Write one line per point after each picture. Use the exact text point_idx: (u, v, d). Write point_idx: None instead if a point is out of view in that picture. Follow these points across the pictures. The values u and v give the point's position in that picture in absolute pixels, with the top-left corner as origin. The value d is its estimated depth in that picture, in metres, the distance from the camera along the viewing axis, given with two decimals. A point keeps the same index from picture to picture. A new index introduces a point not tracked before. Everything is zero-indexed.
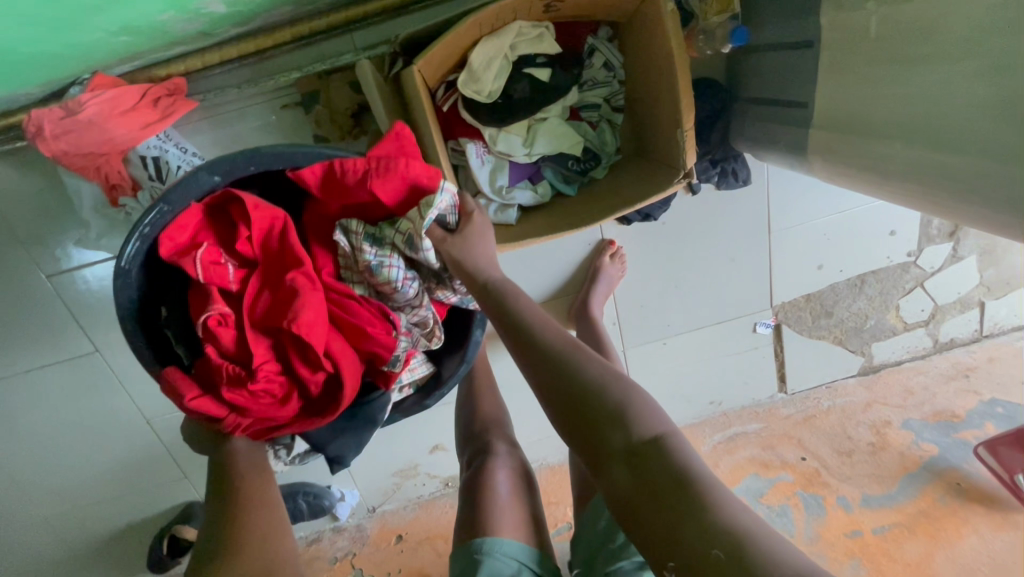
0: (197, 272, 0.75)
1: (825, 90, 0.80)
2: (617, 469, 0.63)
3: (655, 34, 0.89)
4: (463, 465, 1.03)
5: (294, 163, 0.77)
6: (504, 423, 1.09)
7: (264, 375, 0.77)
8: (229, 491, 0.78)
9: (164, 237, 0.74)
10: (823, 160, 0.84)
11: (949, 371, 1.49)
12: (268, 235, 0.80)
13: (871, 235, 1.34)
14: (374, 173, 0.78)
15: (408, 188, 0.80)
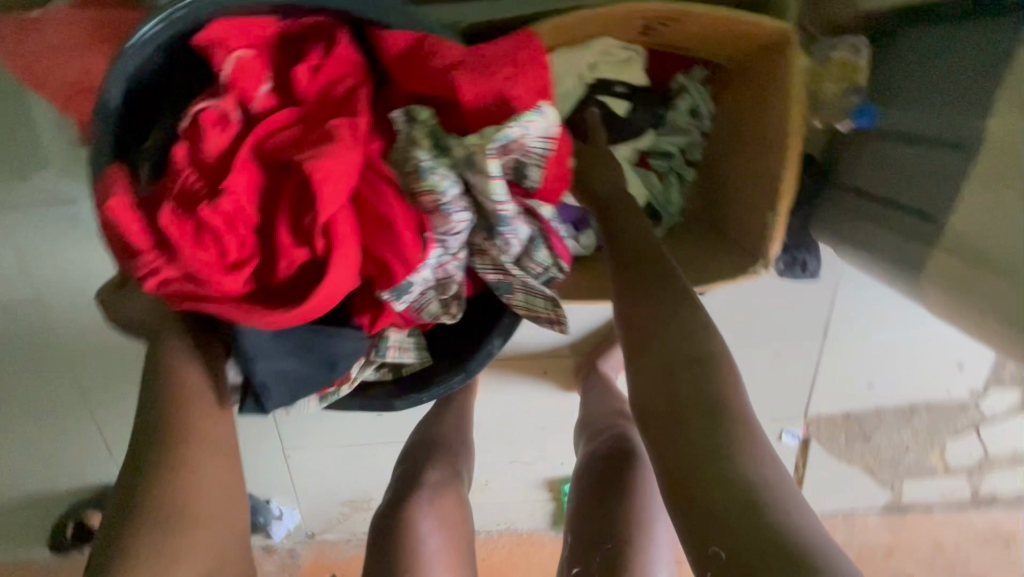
0: (227, 69, 0.57)
1: (965, 208, 0.63)
2: (658, 369, 0.54)
3: (768, 91, 0.72)
4: (389, 481, 0.85)
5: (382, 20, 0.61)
6: (455, 450, 0.91)
7: (228, 214, 0.53)
8: (178, 481, 0.57)
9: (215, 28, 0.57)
10: (941, 292, 0.67)
11: (984, 530, 1.31)
12: (334, 80, 0.62)
13: (937, 363, 1.16)
14: (468, 65, 0.60)
15: (495, 100, 0.61)
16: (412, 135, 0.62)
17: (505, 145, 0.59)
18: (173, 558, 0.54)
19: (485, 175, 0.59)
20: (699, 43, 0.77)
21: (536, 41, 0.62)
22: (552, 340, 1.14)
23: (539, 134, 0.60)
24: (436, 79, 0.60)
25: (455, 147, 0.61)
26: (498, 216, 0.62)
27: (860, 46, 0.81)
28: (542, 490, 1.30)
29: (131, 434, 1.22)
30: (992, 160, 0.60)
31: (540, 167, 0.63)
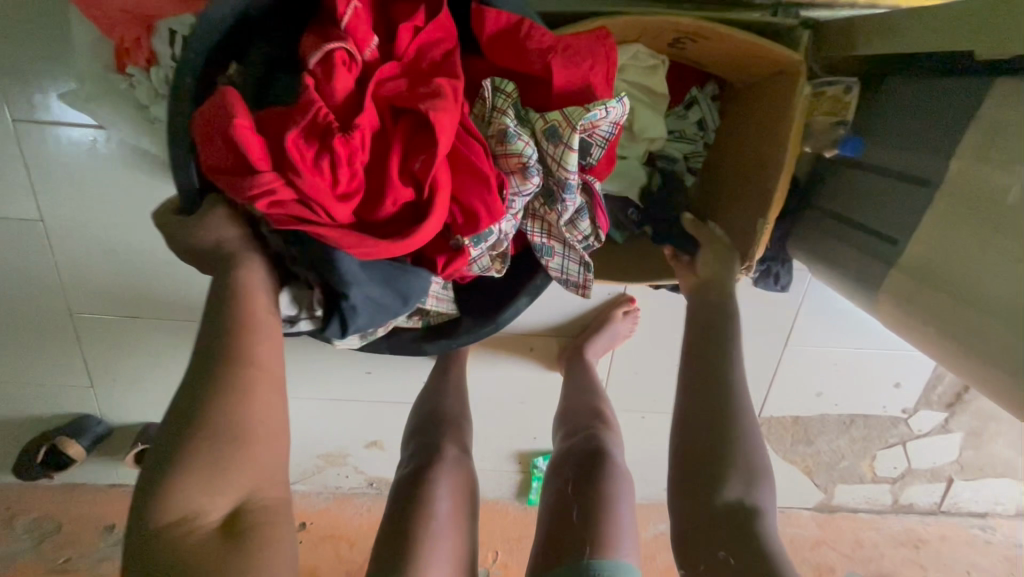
0: (346, 16, 0.61)
1: (924, 237, 0.74)
2: (714, 505, 0.64)
3: (774, 114, 0.81)
4: (406, 455, 0.92)
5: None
6: (463, 428, 0.99)
7: (353, 148, 0.59)
8: (232, 400, 0.58)
9: None
10: (899, 305, 0.77)
11: (900, 534, 1.46)
12: (433, 43, 0.66)
13: (878, 381, 1.30)
14: (560, 50, 0.66)
15: (577, 88, 0.68)
16: (496, 104, 0.68)
17: (586, 124, 0.67)
18: (221, 471, 0.56)
19: (564, 146, 0.67)
20: (722, 61, 0.84)
21: (611, 40, 0.69)
22: (542, 321, 1.21)
23: (612, 120, 0.68)
24: (522, 58, 0.66)
25: (536, 120, 0.69)
26: (564, 185, 0.70)
27: (852, 85, 0.90)
28: (513, 461, 1.38)
29: (115, 365, 1.22)
30: (951, 196, 0.71)
31: (602, 148, 0.72)
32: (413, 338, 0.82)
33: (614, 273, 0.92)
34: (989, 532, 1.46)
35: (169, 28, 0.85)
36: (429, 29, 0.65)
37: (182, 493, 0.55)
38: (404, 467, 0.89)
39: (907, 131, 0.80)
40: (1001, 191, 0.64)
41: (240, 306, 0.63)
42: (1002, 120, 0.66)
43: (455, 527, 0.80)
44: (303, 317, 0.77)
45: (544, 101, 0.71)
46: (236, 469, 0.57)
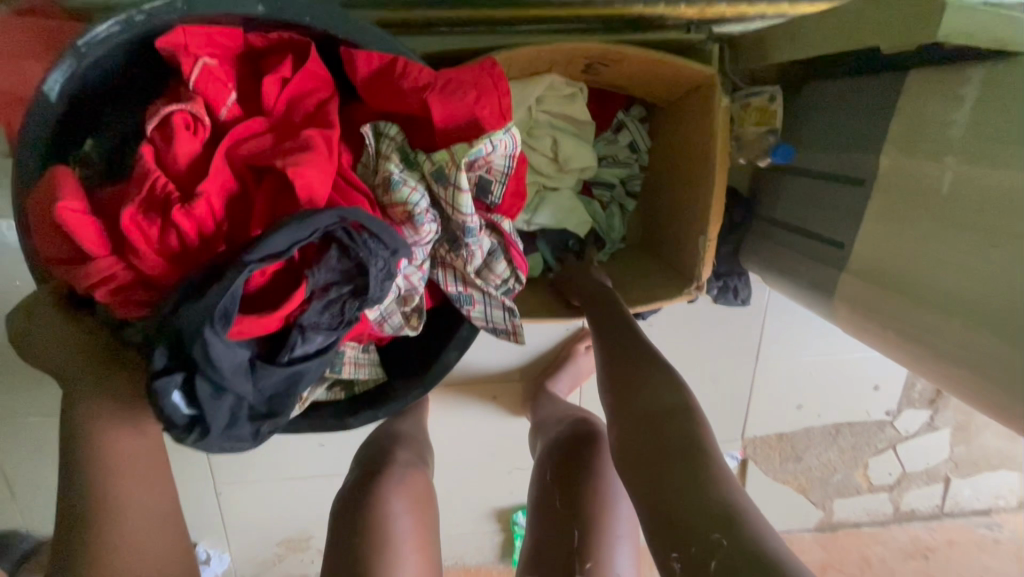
0: (193, 74, 0.57)
1: (868, 237, 0.71)
2: (643, 431, 0.58)
3: (697, 128, 0.79)
4: (352, 463, 0.82)
5: (353, 39, 0.61)
6: (421, 443, 0.90)
7: (198, 219, 0.53)
8: (118, 570, 0.50)
9: (183, 32, 0.57)
10: (855, 311, 0.74)
11: (906, 544, 1.39)
12: (302, 94, 0.62)
13: (855, 385, 1.26)
14: (437, 87, 0.62)
15: (462, 122, 0.63)
16: (381, 149, 0.64)
17: (475, 161, 0.63)
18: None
19: (453, 188, 0.63)
20: (637, 82, 0.83)
21: (499, 71, 0.64)
22: (504, 366, 1.15)
23: (505, 153, 0.65)
24: (395, 97, 0.62)
25: (423, 161, 0.64)
26: (465, 228, 0.66)
27: (777, 93, 0.87)
28: (491, 521, 1.28)
29: (37, 470, 1.11)
30: (888, 193, 0.68)
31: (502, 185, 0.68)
32: (336, 412, 0.74)
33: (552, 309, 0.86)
34: (996, 530, 1.40)
35: None
36: (293, 77, 0.61)
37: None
38: (355, 472, 0.80)
39: (834, 132, 0.79)
40: (935, 182, 0.62)
41: (107, 459, 0.55)
42: (921, 111, 0.65)
43: (417, 540, 0.71)
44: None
45: (432, 142, 0.66)
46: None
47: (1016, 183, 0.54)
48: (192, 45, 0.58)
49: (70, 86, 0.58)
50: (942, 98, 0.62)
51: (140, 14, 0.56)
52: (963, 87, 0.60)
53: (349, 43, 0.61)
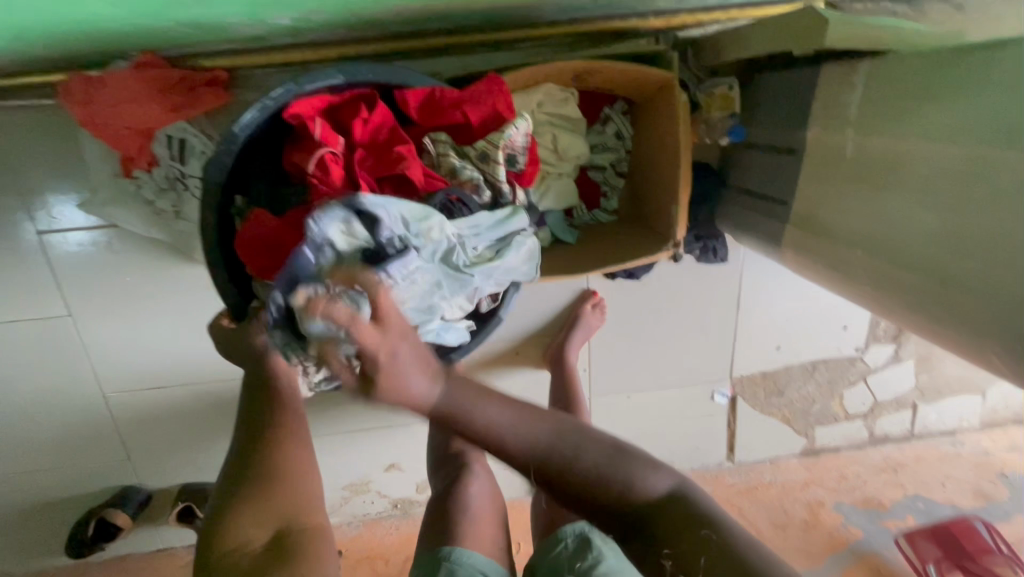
0: (317, 130, 0.77)
1: (803, 195, 0.91)
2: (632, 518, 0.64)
3: (665, 117, 0.99)
4: (436, 481, 1.02)
5: (406, 82, 0.82)
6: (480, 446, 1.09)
7: None
8: (274, 449, 0.68)
9: (297, 102, 0.77)
10: (797, 253, 0.94)
11: (880, 463, 1.60)
12: (379, 127, 0.83)
13: (826, 327, 1.46)
14: (467, 102, 0.85)
15: (490, 123, 0.87)
16: (439, 151, 0.86)
17: (507, 143, 0.84)
18: (262, 504, 0.64)
19: (494, 163, 0.84)
20: (617, 85, 1.03)
21: (502, 81, 0.87)
22: (525, 327, 1.37)
23: (524, 133, 0.85)
24: (439, 117, 0.85)
25: (469, 151, 0.86)
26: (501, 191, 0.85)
27: (734, 83, 1.07)
28: None
29: (147, 436, 1.35)
30: (814, 159, 0.88)
31: (526, 157, 0.87)
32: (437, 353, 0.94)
33: (575, 266, 1.06)
34: (959, 446, 1.60)
35: (167, 135, 1.02)
36: (375, 118, 0.82)
37: (234, 526, 0.63)
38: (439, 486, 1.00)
39: (777, 113, 0.99)
40: (843, 149, 0.82)
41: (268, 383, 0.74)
42: (834, 95, 0.84)
43: (489, 519, 0.94)
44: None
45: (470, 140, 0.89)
46: (273, 501, 0.65)
47: (891, 147, 0.74)
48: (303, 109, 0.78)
49: (228, 163, 0.78)
50: (845, 84, 0.82)
51: (271, 100, 0.76)
52: (857, 76, 0.80)
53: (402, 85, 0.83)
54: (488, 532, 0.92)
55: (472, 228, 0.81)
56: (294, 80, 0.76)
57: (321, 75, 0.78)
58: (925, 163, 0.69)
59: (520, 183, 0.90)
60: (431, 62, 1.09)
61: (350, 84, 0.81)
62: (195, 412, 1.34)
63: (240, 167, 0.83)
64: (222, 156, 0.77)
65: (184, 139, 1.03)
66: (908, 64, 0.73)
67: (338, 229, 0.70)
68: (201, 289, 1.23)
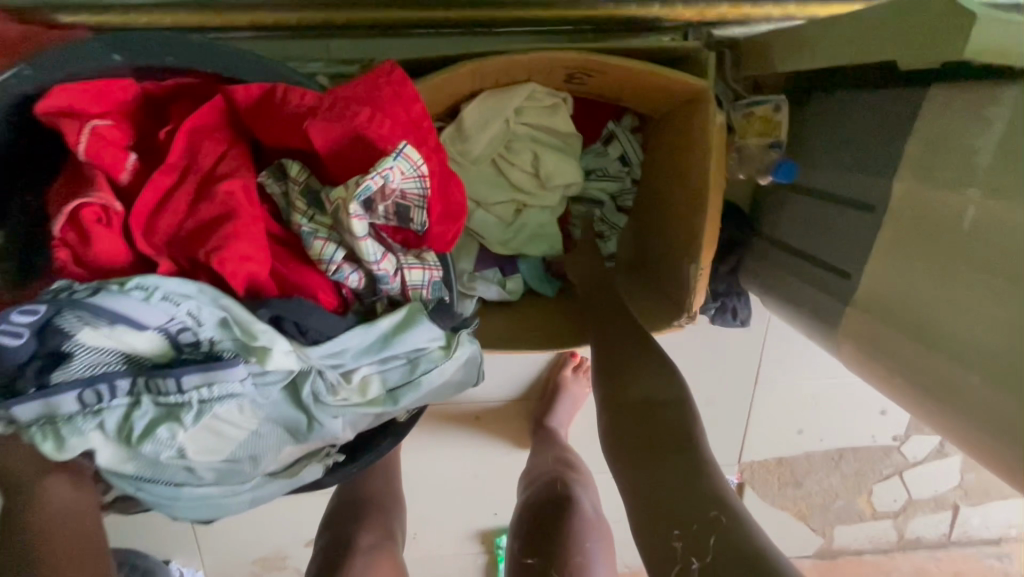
0: (78, 144, 0.52)
1: (878, 271, 0.64)
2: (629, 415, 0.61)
3: (690, 143, 0.71)
4: (313, 557, 0.76)
5: (232, 72, 0.57)
6: (392, 510, 0.83)
7: None
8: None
9: (58, 92, 0.51)
10: (861, 350, 0.67)
11: (908, 573, 1.33)
12: (196, 148, 0.56)
13: (861, 410, 1.19)
14: (318, 111, 0.54)
15: (360, 153, 0.55)
16: (289, 194, 0.59)
17: (382, 191, 0.54)
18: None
19: (352, 235, 0.55)
20: (628, 91, 0.75)
21: (397, 75, 0.57)
22: (504, 391, 1.12)
23: (410, 176, 0.54)
24: (281, 130, 0.56)
25: (325, 202, 0.57)
26: (375, 275, 0.58)
27: (782, 102, 0.80)
28: (474, 542, 1.23)
29: None
30: (901, 225, 0.61)
31: (421, 203, 0.57)
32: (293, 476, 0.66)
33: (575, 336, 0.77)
34: (1005, 560, 1.33)
35: None
36: (186, 127, 0.55)
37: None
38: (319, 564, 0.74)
39: (846, 150, 0.71)
40: (955, 217, 0.54)
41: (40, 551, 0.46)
42: (945, 134, 0.57)
43: None
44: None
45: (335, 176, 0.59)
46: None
47: None
48: (77, 107, 0.53)
49: None
50: (968, 119, 0.55)
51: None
52: (992, 109, 0.53)
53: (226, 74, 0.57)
54: None
55: (333, 358, 0.55)
56: (30, 64, 0.52)
57: (77, 55, 0.53)
58: None
59: (426, 245, 0.62)
60: (387, 45, 0.83)
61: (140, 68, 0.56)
62: None
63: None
64: None
65: None
66: None
67: (84, 326, 0.45)
68: None
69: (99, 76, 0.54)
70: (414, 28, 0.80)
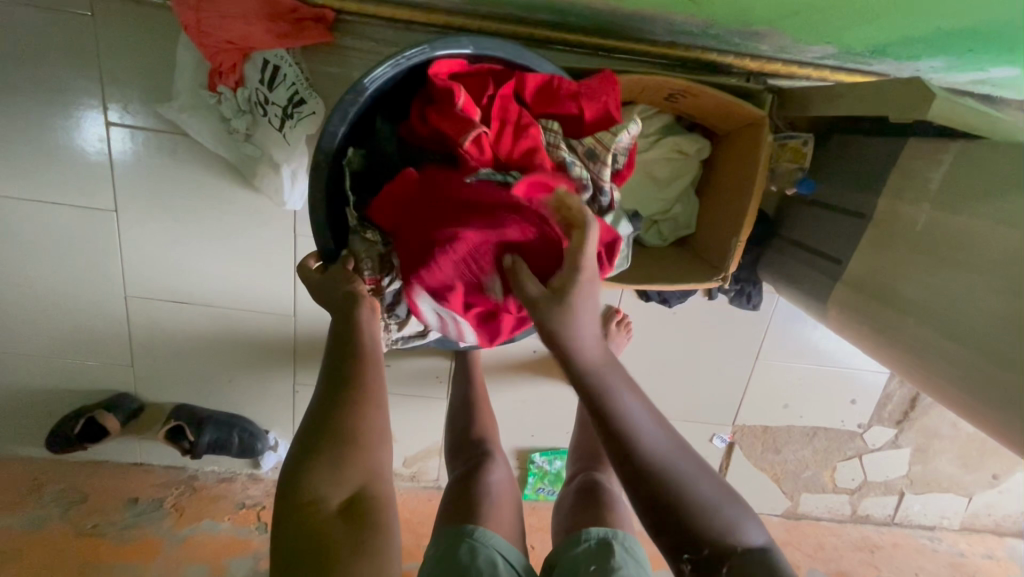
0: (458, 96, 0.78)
1: (861, 257, 0.94)
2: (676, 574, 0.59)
3: (745, 155, 1.02)
4: (455, 466, 1.02)
5: (530, 66, 0.85)
6: (496, 431, 1.09)
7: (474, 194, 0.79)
8: (348, 406, 0.66)
9: (436, 65, 0.81)
10: (842, 312, 0.97)
11: (858, 540, 1.61)
12: (508, 108, 0.82)
13: (835, 397, 1.48)
14: (584, 95, 0.85)
15: (601, 119, 0.87)
16: (549, 139, 0.85)
17: (616, 147, 0.84)
18: (344, 467, 0.63)
19: (600, 164, 0.84)
20: (707, 112, 1.05)
21: (615, 78, 0.87)
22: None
23: (630, 137, 0.84)
24: (561, 103, 0.85)
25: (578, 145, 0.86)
26: (600, 187, 0.84)
27: (808, 139, 1.09)
28: (511, 458, 1.51)
29: (155, 350, 1.34)
30: (878, 225, 0.91)
31: (626, 160, 0.86)
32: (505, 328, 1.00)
33: (669, 277, 1.07)
34: (936, 542, 1.62)
35: (262, 58, 1.04)
36: (503, 95, 0.82)
37: (313, 483, 0.62)
38: (458, 470, 1.00)
39: (850, 175, 1.01)
40: (913, 221, 0.85)
41: (354, 335, 0.71)
42: (914, 169, 0.87)
43: (509, 505, 0.92)
44: (431, 328, 0.96)
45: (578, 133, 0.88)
46: (354, 460, 0.64)
47: (967, 227, 0.77)
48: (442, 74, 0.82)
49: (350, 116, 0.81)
50: (929, 161, 0.85)
51: (403, 59, 0.79)
52: (943, 155, 0.83)
53: (525, 67, 0.85)
54: (507, 517, 0.90)
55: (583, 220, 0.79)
56: (430, 43, 0.79)
57: (454, 42, 0.81)
58: (1001, 248, 0.72)
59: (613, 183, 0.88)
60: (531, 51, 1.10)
61: (474, 55, 0.84)
62: (210, 336, 1.34)
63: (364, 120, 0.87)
64: (344, 107, 0.80)
65: (278, 67, 1.04)
66: (999, 153, 0.76)
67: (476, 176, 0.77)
68: (251, 219, 1.24)
69: (453, 55, 0.82)
70: (551, 43, 1.09)
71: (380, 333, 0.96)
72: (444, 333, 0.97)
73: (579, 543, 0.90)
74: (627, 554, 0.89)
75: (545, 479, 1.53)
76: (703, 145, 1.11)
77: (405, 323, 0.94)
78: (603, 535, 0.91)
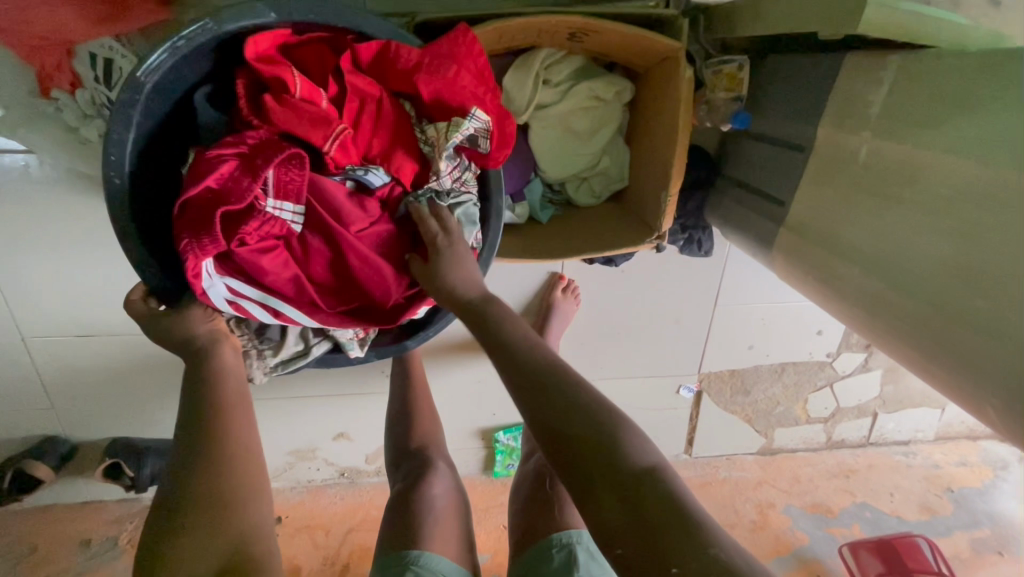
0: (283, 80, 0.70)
1: (802, 198, 0.84)
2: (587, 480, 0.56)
3: (666, 94, 0.89)
4: (397, 478, 0.96)
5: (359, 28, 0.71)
6: (440, 438, 1.03)
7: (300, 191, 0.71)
8: (202, 468, 0.63)
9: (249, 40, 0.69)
10: (787, 260, 0.88)
11: (833, 467, 1.62)
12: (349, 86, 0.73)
13: (800, 332, 1.42)
14: (425, 67, 0.72)
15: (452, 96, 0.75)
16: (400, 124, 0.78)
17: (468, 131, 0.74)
18: (213, 531, 0.60)
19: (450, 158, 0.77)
20: (615, 48, 0.92)
21: (470, 35, 0.74)
22: None
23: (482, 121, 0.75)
24: (398, 79, 0.73)
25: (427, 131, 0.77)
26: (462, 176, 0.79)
27: (745, 62, 0.95)
28: (476, 439, 1.46)
29: (72, 388, 1.24)
30: (818, 160, 0.80)
31: (489, 141, 0.76)
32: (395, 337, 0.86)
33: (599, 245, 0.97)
34: (911, 457, 1.63)
35: (89, 51, 0.87)
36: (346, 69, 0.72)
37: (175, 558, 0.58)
38: (399, 482, 0.95)
39: (788, 103, 0.89)
40: (854, 154, 0.74)
41: (206, 386, 0.69)
42: (854, 90, 0.75)
43: (447, 523, 0.87)
44: (314, 344, 0.84)
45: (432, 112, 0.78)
46: (220, 523, 0.60)
47: (910, 158, 0.66)
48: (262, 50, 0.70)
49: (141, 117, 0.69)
50: (869, 80, 0.73)
51: (181, 41, 0.67)
52: (883, 73, 0.71)
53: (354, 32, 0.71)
54: (447, 534, 0.86)
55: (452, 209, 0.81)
56: (212, 17, 0.66)
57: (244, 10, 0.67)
58: (948, 180, 0.62)
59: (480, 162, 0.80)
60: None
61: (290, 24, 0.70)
62: (127, 364, 1.23)
63: (165, 124, 0.73)
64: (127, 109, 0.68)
65: (111, 59, 0.87)
66: (945, 64, 0.64)
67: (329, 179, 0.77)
68: None
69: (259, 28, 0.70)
70: None
71: (252, 364, 0.82)
72: (332, 347, 0.85)
73: (542, 551, 0.85)
74: (592, 559, 0.84)
75: (514, 454, 1.49)
76: (623, 87, 0.97)
77: (280, 345, 0.82)
78: (566, 542, 0.85)
